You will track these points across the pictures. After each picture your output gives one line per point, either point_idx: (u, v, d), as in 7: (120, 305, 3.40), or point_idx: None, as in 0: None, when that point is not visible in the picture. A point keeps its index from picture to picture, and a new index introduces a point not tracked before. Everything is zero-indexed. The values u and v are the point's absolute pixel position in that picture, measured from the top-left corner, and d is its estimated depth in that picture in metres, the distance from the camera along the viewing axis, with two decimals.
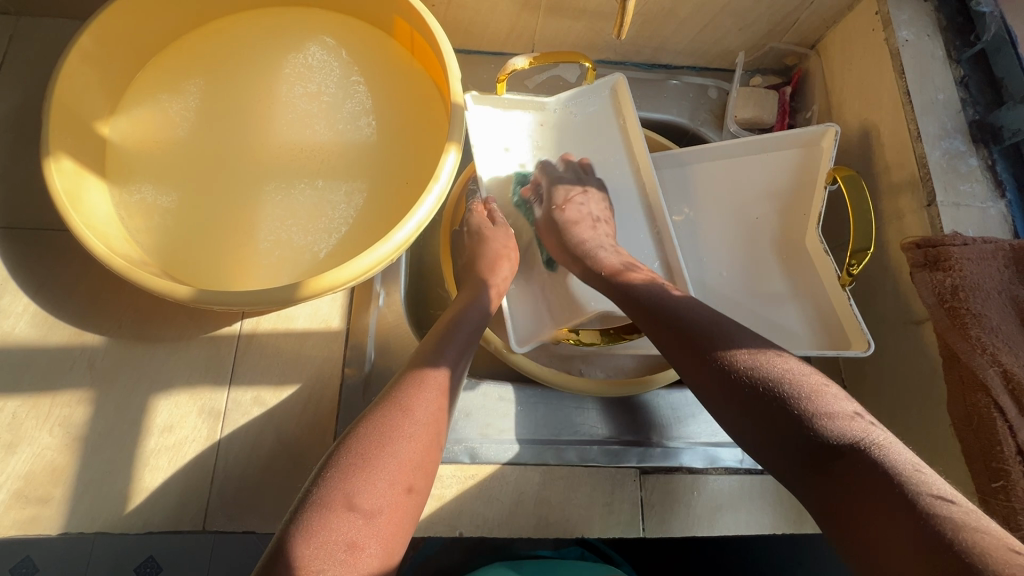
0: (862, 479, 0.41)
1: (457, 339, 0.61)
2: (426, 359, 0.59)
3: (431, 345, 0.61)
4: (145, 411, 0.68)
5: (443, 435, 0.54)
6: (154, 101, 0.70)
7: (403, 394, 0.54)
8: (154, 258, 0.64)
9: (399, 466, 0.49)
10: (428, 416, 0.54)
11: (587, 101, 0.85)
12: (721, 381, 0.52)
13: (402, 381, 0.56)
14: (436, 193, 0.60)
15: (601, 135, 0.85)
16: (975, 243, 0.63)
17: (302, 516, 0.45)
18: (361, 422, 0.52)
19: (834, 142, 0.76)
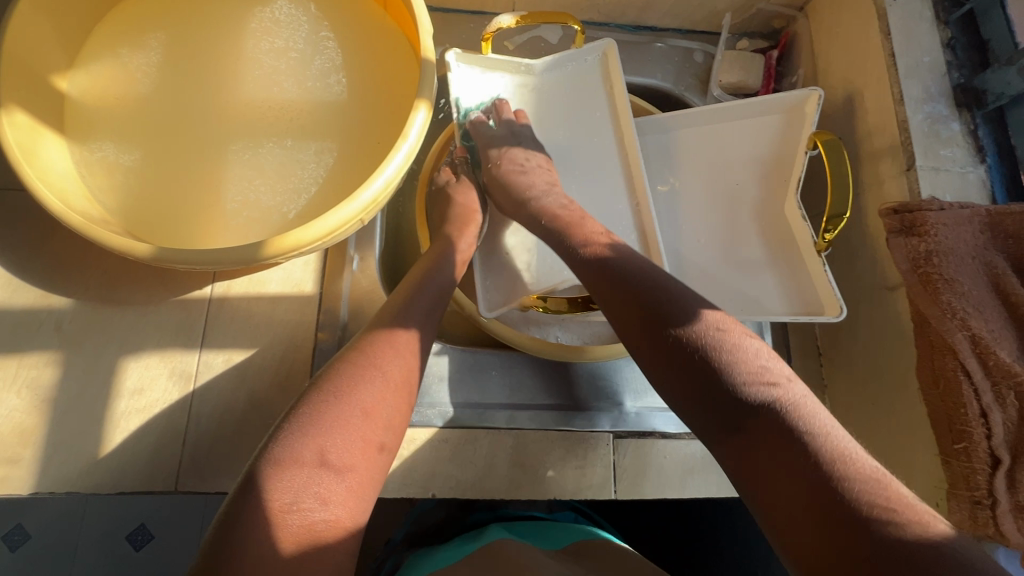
0: (781, 443, 0.42)
1: (427, 299, 0.61)
2: (396, 315, 0.58)
3: (397, 302, 0.60)
4: (114, 374, 0.68)
5: (414, 393, 0.54)
6: (115, 55, 0.67)
7: (372, 351, 0.54)
8: (117, 216, 0.62)
9: (368, 422, 0.49)
10: (396, 373, 0.53)
11: (573, 66, 0.84)
12: (656, 342, 0.52)
13: (371, 336, 0.56)
14: (405, 151, 0.59)
15: (585, 100, 0.84)
16: (951, 208, 0.63)
17: (267, 471, 0.44)
18: (328, 377, 0.51)
19: (816, 107, 0.75)
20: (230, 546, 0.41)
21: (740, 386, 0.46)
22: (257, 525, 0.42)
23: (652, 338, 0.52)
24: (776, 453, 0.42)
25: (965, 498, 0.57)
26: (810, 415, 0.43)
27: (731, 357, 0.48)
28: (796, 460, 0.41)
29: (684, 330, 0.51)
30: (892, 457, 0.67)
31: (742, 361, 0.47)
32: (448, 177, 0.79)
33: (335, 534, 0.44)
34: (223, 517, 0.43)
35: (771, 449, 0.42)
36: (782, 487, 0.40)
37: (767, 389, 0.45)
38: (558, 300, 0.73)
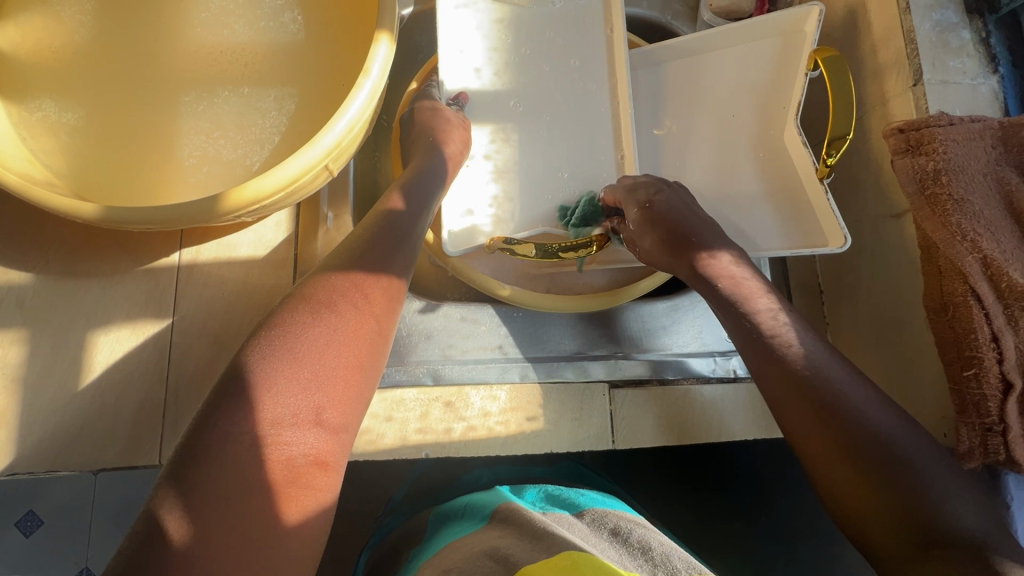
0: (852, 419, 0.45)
1: (399, 226, 0.55)
2: (381, 237, 0.54)
3: (373, 223, 0.55)
4: (85, 349, 0.65)
5: (397, 320, 0.51)
6: (42, 3, 0.61)
7: (358, 271, 0.50)
8: (64, 180, 0.57)
9: (351, 346, 0.45)
10: (379, 299, 0.49)
11: (566, 4, 0.79)
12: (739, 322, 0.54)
13: (356, 255, 0.51)
14: (367, 90, 0.54)
15: (576, 34, 0.78)
16: (962, 123, 0.58)
17: (242, 395, 0.41)
18: (307, 294, 0.47)
19: (817, 24, 0.69)
20: (199, 466, 0.38)
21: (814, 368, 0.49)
22: (232, 449, 0.39)
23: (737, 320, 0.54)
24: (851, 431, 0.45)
25: (975, 426, 0.54)
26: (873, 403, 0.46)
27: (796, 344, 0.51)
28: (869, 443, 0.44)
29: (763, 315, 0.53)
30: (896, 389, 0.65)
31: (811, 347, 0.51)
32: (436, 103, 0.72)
33: (313, 465, 0.41)
34: (192, 440, 0.39)
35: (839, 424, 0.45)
36: (865, 504, 0.43)
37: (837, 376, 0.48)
38: (524, 245, 0.68)
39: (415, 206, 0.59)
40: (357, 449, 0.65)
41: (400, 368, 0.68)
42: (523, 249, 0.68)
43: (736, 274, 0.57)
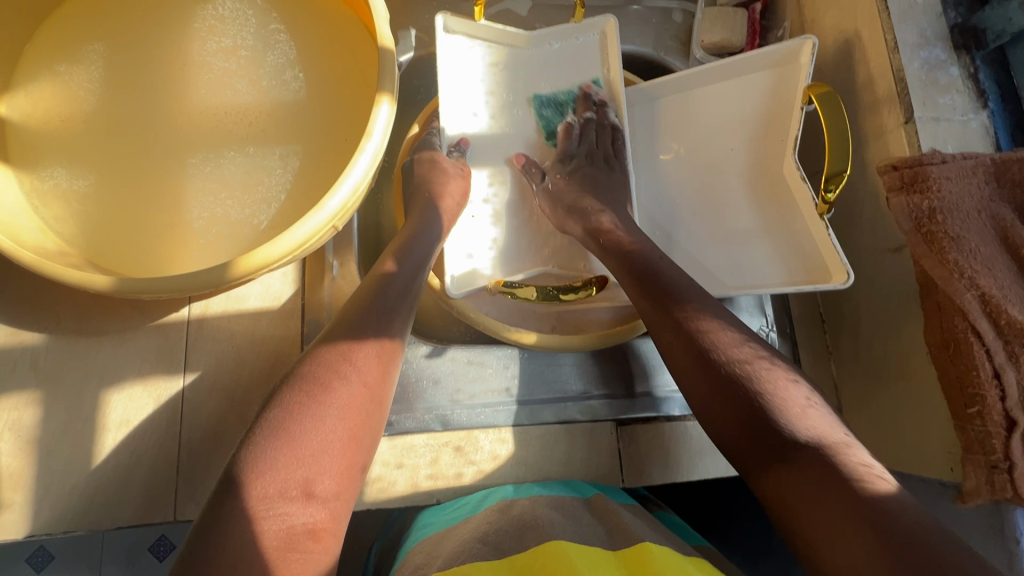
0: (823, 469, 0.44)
1: (393, 290, 0.57)
2: (375, 302, 0.56)
3: (365, 293, 0.57)
4: (99, 407, 0.65)
5: (391, 387, 0.53)
6: (52, 73, 0.62)
7: (349, 342, 0.52)
8: (76, 247, 0.58)
9: (347, 413, 0.48)
10: (371, 370, 0.52)
11: (562, 44, 0.79)
12: (708, 368, 0.53)
13: (348, 326, 0.54)
14: (370, 152, 0.55)
15: (575, 75, 0.79)
16: (954, 160, 0.59)
17: (241, 474, 0.43)
18: (307, 366, 0.50)
19: (811, 56, 0.70)
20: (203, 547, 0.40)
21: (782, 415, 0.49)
22: (235, 525, 0.41)
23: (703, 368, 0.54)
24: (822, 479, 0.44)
25: (982, 462, 0.55)
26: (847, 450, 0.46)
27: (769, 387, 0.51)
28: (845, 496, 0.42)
29: (734, 360, 0.53)
30: (901, 421, 0.66)
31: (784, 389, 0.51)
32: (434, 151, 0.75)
33: (312, 537, 0.43)
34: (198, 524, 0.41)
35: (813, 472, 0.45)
36: (802, 495, 0.44)
37: (806, 421, 0.49)
38: (524, 289, 0.69)
39: (409, 263, 0.61)
40: (369, 498, 0.66)
41: (410, 415, 0.69)
42: (523, 292, 0.69)
43: (709, 324, 0.56)
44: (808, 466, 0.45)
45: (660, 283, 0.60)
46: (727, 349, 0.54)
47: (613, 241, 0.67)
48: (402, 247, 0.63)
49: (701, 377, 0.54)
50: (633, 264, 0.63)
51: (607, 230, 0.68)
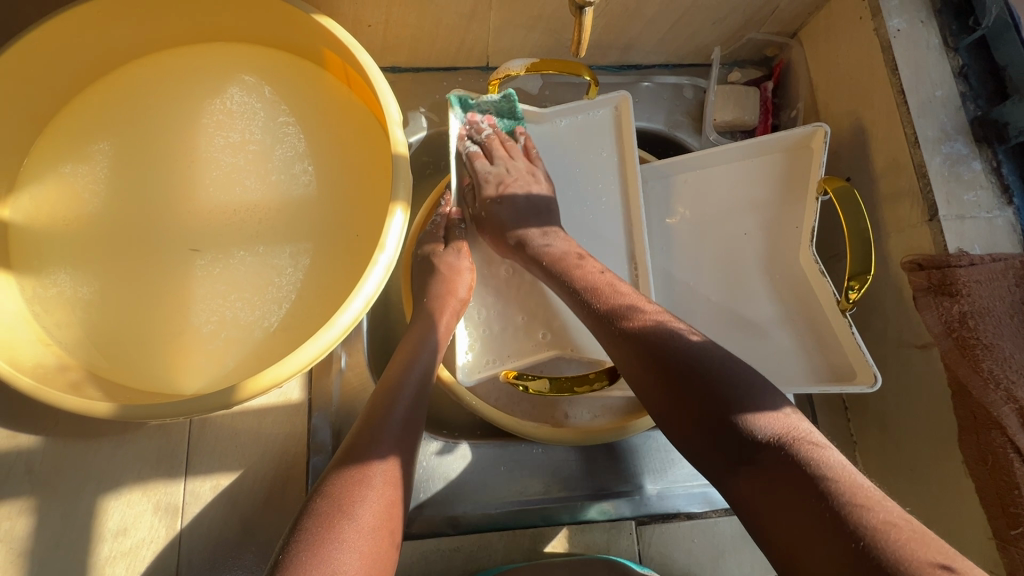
0: (791, 471, 0.42)
1: (400, 410, 0.56)
2: (386, 424, 0.55)
3: (367, 430, 0.55)
4: (94, 516, 0.62)
5: (398, 530, 0.50)
6: (58, 174, 0.62)
7: (349, 488, 0.49)
8: (78, 357, 0.57)
9: (357, 550, 0.46)
10: (377, 517, 0.49)
11: (582, 119, 0.76)
12: (668, 386, 0.52)
13: (346, 469, 0.51)
14: (383, 263, 0.53)
15: (595, 152, 0.76)
16: (983, 262, 0.57)
17: None
18: (319, 501, 0.49)
19: (824, 142, 0.69)
20: None
21: (745, 428, 0.46)
22: None
23: (694, 412, 0.50)
24: (785, 491, 0.42)
25: None
26: (808, 443, 0.44)
27: (710, 389, 0.49)
28: (815, 499, 0.40)
29: (723, 400, 0.48)
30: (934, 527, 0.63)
31: (761, 405, 0.47)
32: (434, 246, 0.73)
33: None
34: None
35: (780, 477, 0.42)
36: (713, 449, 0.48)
37: (768, 428, 0.45)
38: (535, 381, 0.68)
39: (414, 366, 0.61)
40: None
41: (419, 517, 0.66)
42: (535, 386, 0.67)
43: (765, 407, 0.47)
44: (772, 469, 0.43)
45: (644, 342, 0.55)
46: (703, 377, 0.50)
47: (621, 311, 0.58)
48: (405, 357, 0.62)
49: (672, 413, 0.51)
50: (585, 295, 0.61)
51: (580, 263, 0.65)
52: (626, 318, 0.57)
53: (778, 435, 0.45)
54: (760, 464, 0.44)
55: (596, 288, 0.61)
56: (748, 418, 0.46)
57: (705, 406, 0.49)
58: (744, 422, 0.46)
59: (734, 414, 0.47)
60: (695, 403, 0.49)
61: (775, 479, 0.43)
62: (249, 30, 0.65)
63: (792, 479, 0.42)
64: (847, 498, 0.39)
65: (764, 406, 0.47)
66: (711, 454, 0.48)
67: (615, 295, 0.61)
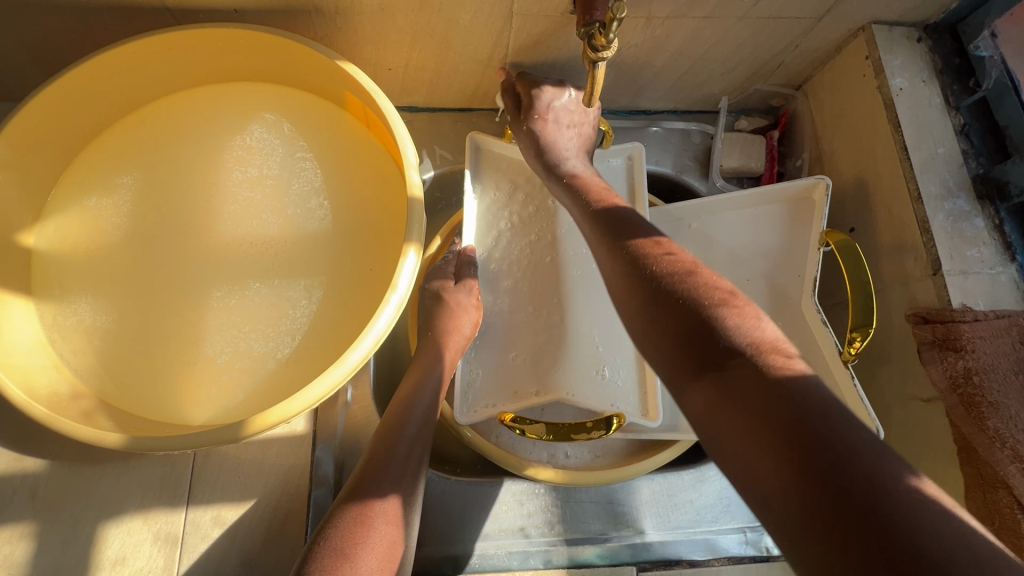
0: (766, 393, 0.39)
1: (402, 448, 0.57)
2: (389, 462, 0.56)
3: (370, 467, 0.56)
4: (93, 544, 0.62)
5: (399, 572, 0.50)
6: (82, 205, 0.64)
7: (351, 527, 0.50)
8: (89, 384, 0.58)
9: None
10: (378, 557, 0.49)
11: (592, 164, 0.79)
12: (680, 327, 0.46)
13: (351, 507, 0.52)
14: (395, 302, 0.54)
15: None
16: (987, 319, 0.58)
17: None
18: (322, 541, 0.49)
19: (826, 195, 0.71)
20: None
21: (766, 366, 0.41)
22: None
23: (687, 330, 0.46)
24: (753, 392, 0.39)
25: None
26: (803, 374, 0.40)
27: (728, 330, 0.44)
28: (786, 430, 0.37)
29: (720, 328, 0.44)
30: None
31: (755, 338, 0.43)
32: (444, 282, 0.73)
33: None
34: None
35: (747, 384, 0.40)
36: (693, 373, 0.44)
37: (822, 401, 0.38)
38: None
39: (417, 404, 0.61)
40: None
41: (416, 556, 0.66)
42: None
43: (727, 305, 0.46)
44: (744, 380, 0.40)
45: (672, 287, 0.49)
46: (750, 335, 0.44)
47: (648, 256, 0.53)
48: (407, 392, 0.62)
49: (671, 342, 0.46)
50: (621, 239, 0.56)
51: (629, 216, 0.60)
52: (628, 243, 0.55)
53: (766, 362, 0.41)
54: (731, 372, 0.41)
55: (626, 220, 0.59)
56: (735, 339, 0.43)
57: (703, 342, 0.44)
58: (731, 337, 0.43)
59: (722, 334, 0.44)
60: (712, 341, 0.44)
61: (748, 387, 0.40)
62: (274, 73, 0.68)
63: (764, 400, 0.39)
64: (827, 431, 0.36)
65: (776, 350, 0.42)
66: (678, 375, 0.45)
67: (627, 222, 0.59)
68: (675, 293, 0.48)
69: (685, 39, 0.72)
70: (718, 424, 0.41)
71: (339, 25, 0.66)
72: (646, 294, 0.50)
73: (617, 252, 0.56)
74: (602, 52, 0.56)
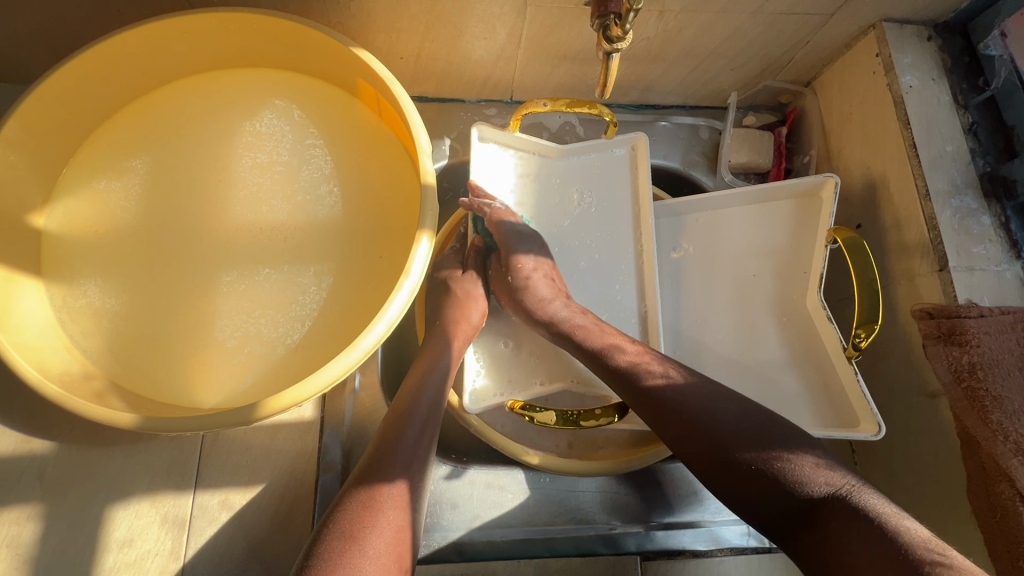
0: (863, 531, 0.45)
1: (411, 433, 0.57)
2: (397, 448, 0.56)
3: (378, 453, 0.56)
4: (100, 526, 0.63)
5: (408, 556, 0.51)
6: (93, 188, 0.64)
7: (359, 512, 0.50)
8: (100, 365, 0.58)
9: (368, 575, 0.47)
10: (388, 542, 0.49)
11: (600, 155, 0.79)
12: (732, 471, 0.53)
13: (359, 492, 0.52)
14: (407, 289, 0.54)
15: (612, 187, 0.78)
16: (992, 314, 0.59)
17: None
18: (331, 525, 0.50)
19: (833, 193, 0.71)
20: None
21: (806, 483, 0.49)
22: None
23: (749, 483, 0.52)
24: (846, 531, 0.45)
25: None
26: (864, 498, 0.47)
27: (778, 459, 0.51)
28: (891, 554, 0.42)
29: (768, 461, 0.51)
30: None
31: (800, 462, 0.51)
32: (452, 271, 0.75)
33: None
34: None
35: (844, 525, 0.46)
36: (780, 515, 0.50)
37: (899, 521, 0.44)
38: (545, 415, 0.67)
39: (425, 391, 0.61)
40: None
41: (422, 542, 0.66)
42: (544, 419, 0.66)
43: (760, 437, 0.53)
44: (835, 520, 0.47)
45: (675, 414, 0.57)
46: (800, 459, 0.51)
47: (629, 372, 0.61)
48: (415, 380, 0.62)
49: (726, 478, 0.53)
50: (603, 356, 0.63)
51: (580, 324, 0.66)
52: (609, 360, 0.62)
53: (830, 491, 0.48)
54: (796, 509, 0.47)
55: (588, 330, 0.65)
56: (792, 473, 0.50)
57: (770, 486, 0.51)
58: (785, 472, 0.50)
59: (773, 470, 0.51)
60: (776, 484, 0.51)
61: (836, 528, 0.46)
62: (286, 58, 0.68)
63: (866, 534, 0.44)
64: (920, 551, 0.42)
65: (806, 461, 0.50)
66: (779, 524, 0.50)
67: (574, 323, 0.67)
68: (692, 425, 0.56)
69: (697, 33, 0.72)
70: (824, 553, 0.46)
71: (353, 11, 0.66)
72: (673, 429, 0.57)
73: (603, 368, 0.63)
74: (618, 43, 0.57)
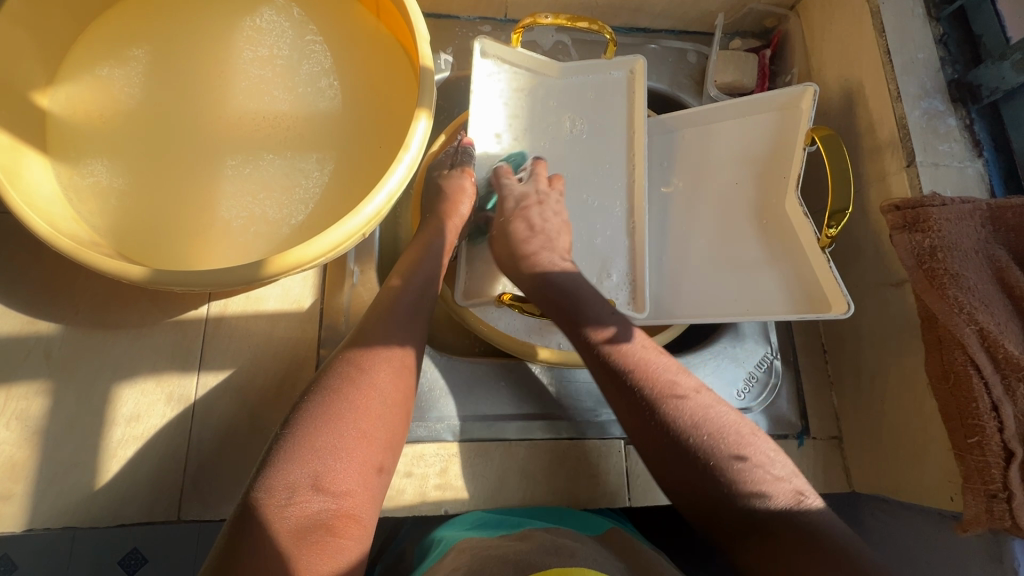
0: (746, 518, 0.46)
1: (407, 303, 0.60)
2: (393, 317, 0.59)
3: (376, 321, 0.58)
4: (108, 402, 0.65)
5: (405, 401, 0.54)
6: (95, 74, 0.65)
7: (357, 359, 0.54)
8: (107, 239, 0.60)
9: (364, 408, 0.50)
10: (383, 385, 0.53)
11: (596, 77, 0.81)
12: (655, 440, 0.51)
13: (359, 345, 0.55)
14: (407, 162, 0.57)
15: (606, 107, 0.81)
16: (954, 203, 0.63)
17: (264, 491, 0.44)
18: (331, 370, 0.53)
19: (812, 104, 0.73)
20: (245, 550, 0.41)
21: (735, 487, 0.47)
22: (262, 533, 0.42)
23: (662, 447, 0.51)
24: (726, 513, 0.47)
25: (981, 491, 0.57)
26: (744, 444, 0.50)
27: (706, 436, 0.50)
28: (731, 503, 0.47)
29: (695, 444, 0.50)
30: (904, 453, 0.68)
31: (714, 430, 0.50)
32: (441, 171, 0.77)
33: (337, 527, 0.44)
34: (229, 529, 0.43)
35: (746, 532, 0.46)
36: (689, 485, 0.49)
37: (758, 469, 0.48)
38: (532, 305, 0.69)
39: (422, 273, 0.64)
40: None
41: (421, 423, 0.70)
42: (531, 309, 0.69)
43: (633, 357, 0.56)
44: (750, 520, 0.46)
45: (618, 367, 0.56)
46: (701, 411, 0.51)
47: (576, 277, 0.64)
48: (412, 263, 0.65)
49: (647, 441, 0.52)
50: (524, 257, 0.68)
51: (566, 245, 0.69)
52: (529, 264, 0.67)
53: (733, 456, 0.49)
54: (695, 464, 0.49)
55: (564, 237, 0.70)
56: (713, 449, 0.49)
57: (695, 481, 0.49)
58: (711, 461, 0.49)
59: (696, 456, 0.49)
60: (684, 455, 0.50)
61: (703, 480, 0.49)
62: None
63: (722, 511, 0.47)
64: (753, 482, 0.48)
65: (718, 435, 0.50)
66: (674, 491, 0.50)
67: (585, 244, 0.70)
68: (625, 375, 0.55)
69: None
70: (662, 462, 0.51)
71: None
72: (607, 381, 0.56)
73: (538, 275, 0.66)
74: None
